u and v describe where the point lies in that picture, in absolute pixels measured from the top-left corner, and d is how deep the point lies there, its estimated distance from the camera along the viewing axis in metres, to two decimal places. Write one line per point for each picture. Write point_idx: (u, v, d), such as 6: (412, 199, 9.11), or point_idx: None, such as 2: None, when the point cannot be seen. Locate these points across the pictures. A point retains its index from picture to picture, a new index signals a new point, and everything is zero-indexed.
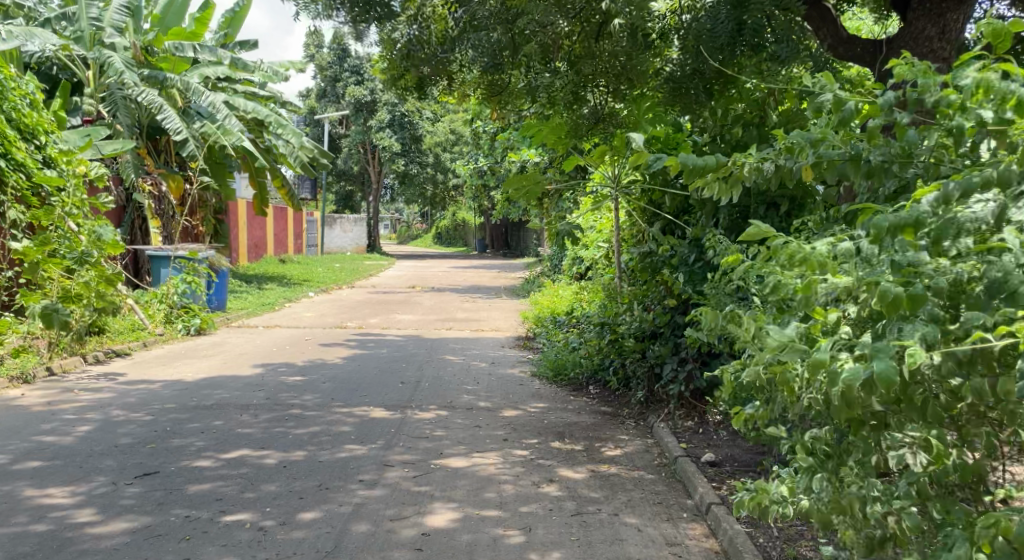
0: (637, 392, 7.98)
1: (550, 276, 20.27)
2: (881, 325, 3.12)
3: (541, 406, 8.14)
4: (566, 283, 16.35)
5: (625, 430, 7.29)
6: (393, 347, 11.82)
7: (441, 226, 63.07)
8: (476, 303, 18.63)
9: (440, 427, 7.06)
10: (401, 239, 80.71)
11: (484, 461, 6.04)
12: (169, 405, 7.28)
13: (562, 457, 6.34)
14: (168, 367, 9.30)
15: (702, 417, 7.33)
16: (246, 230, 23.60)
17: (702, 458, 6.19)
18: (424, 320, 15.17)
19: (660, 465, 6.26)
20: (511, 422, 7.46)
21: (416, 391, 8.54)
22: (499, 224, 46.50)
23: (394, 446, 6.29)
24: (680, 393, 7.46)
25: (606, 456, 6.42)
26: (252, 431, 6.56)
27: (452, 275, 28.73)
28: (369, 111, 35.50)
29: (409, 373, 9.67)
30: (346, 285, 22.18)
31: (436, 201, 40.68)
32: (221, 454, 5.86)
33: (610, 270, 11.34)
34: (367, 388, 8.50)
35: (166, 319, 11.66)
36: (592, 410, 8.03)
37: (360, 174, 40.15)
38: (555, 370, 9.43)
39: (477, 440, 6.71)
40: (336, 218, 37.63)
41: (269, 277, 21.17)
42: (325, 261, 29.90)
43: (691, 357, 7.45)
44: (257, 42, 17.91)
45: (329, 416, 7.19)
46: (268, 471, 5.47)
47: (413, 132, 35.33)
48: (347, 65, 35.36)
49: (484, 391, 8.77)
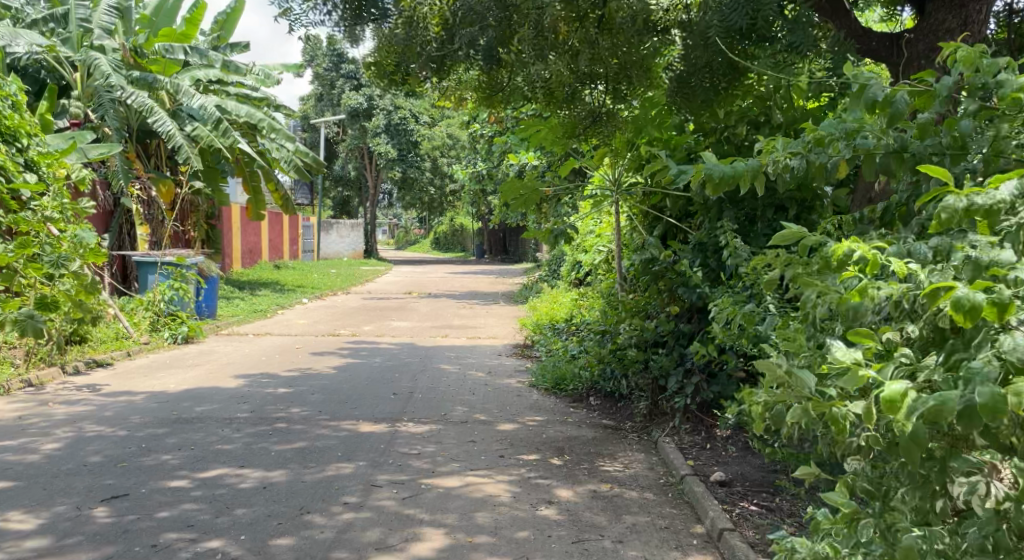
0: (641, 405, 7.56)
1: (549, 282, 19.89)
2: (955, 349, 2.73)
3: (540, 419, 7.76)
4: (566, 289, 15.98)
5: (628, 445, 6.93)
6: (387, 355, 11.43)
7: (440, 231, 62.75)
8: (473, 309, 18.30)
9: (432, 443, 6.69)
10: (399, 245, 80.39)
11: (477, 482, 5.68)
12: (147, 419, 6.89)
13: (562, 475, 5.98)
14: (151, 377, 8.90)
15: (710, 431, 6.99)
16: (240, 235, 23.22)
17: (712, 476, 5.92)
18: (420, 328, 14.79)
19: (667, 484, 5.96)
20: (508, 436, 7.08)
21: (408, 402, 8.16)
22: (497, 229, 46.18)
23: (382, 464, 5.92)
24: (686, 405, 7.10)
25: (608, 475, 6.08)
26: (233, 447, 6.18)
27: (450, 281, 28.36)
28: (366, 116, 35.13)
29: (402, 383, 9.30)
30: (341, 291, 21.80)
31: (433, 206, 40.35)
32: (197, 473, 5.48)
33: (610, 276, 11.02)
34: (357, 399, 8.11)
35: (152, 327, 11.30)
36: (593, 423, 7.67)
37: (357, 179, 39.76)
38: (554, 381, 9.07)
39: (471, 457, 6.34)
40: (333, 224, 37.23)
41: (262, 284, 20.77)
42: (321, 267, 29.47)
43: (697, 367, 7.09)
44: (248, 45, 17.57)
45: (316, 431, 6.82)
46: (246, 493, 5.10)
47: (410, 138, 34.95)
48: (343, 70, 35.05)
49: (480, 402, 8.39)
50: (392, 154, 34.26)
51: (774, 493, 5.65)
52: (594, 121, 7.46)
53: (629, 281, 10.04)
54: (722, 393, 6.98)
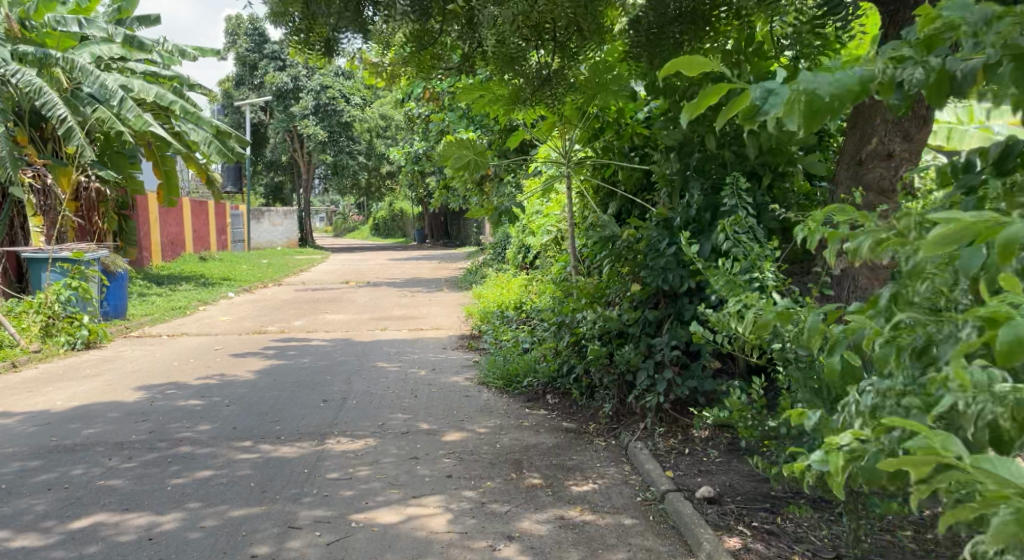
0: (606, 406, 6.55)
1: (493, 267, 18.94)
2: None
3: (491, 424, 6.80)
4: (511, 274, 15.06)
5: (592, 454, 5.95)
6: (317, 354, 10.39)
7: (378, 216, 61.56)
8: (414, 297, 17.32)
9: (365, 465, 5.72)
10: (336, 231, 78.83)
11: (422, 513, 4.77)
12: (18, 449, 5.77)
13: (520, 497, 5.08)
14: (36, 392, 7.70)
15: (687, 432, 6.00)
16: (159, 227, 21.80)
17: (696, 490, 4.97)
18: (356, 320, 13.74)
19: (642, 503, 5.00)
20: (455, 447, 6.15)
21: (338, 412, 7.14)
22: (436, 213, 45.16)
23: (303, 496, 4.96)
24: (658, 405, 6.12)
25: (574, 494, 5.14)
26: (120, 480, 5.12)
27: (390, 267, 27.27)
28: (293, 98, 33.60)
29: (332, 387, 8.28)
30: (271, 282, 20.58)
31: (369, 190, 39.11)
32: (68, 522, 4.44)
33: (563, 258, 10.12)
34: (278, 412, 7.09)
35: (45, 333, 10.03)
36: (553, 426, 6.68)
37: (288, 164, 38.23)
38: (505, 378, 8.08)
39: (414, 479, 5.39)
40: (264, 212, 35.68)
41: (186, 277, 19.44)
42: (251, 257, 28.07)
43: (670, 361, 6.22)
44: (158, 17, 16.11)
45: (226, 459, 5.82)
46: (127, 550, 4.10)
47: (341, 119, 33.55)
48: (267, 49, 33.54)
49: (423, 407, 7.42)
50: (323, 135, 32.94)
51: (776, 511, 4.68)
52: (536, 85, 6.78)
53: (585, 266, 9.17)
54: (700, 390, 6.06)
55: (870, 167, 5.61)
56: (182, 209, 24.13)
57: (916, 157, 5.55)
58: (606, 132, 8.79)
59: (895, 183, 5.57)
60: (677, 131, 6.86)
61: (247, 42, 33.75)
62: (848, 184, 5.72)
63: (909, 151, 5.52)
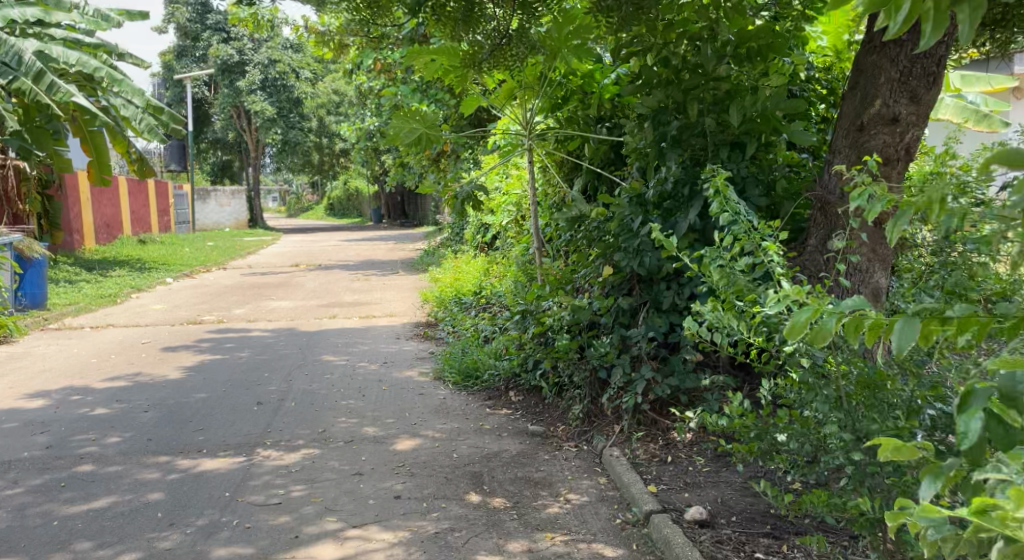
0: (575, 407, 5.76)
1: (453, 246, 18.15)
2: None
3: (446, 428, 6.09)
4: (471, 255, 14.32)
5: (560, 464, 5.17)
6: (257, 348, 9.65)
7: (335, 196, 60.42)
8: (367, 280, 16.55)
9: (298, 485, 5.00)
10: (291, 211, 77.36)
11: (363, 550, 4.05)
12: None
13: (481, 521, 4.36)
14: None
15: (668, 435, 5.18)
16: (93, 208, 20.76)
17: (685, 511, 4.23)
18: (304, 307, 12.96)
19: (621, 528, 4.27)
20: (404, 458, 5.44)
21: (271, 421, 6.42)
22: (394, 191, 44.18)
23: (220, 530, 4.34)
24: (635, 405, 5.32)
25: (540, 516, 4.41)
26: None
27: (346, 248, 26.34)
28: (239, 73, 32.44)
29: (269, 388, 7.53)
30: (215, 265, 19.69)
31: (323, 168, 38.03)
32: None
33: (525, 240, 9.39)
34: (201, 423, 6.38)
35: None
36: (516, 430, 5.93)
37: (235, 141, 37.02)
38: (464, 372, 7.35)
39: (356, 502, 4.66)
40: (211, 191, 34.53)
41: (122, 262, 18.45)
42: (196, 238, 27.04)
43: (647, 355, 5.48)
44: None
45: (134, 486, 5.10)
46: None
47: (291, 94, 32.52)
48: (210, 22, 32.42)
49: (371, 409, 6.68)
50: (271, 111, 31.82)
51: (781, 537, 3.96)
52: (498, 43, 6.53)
53: (551, 249, 8.45)
54: (681, 388, 5.28)
55: (873, 133, 4.82)
56: (120, 189, 23.12)
57: (923, 120, 4.78)
58: (571, 102, 8.16)
59: (900, 151, 4.79)
60: (652, 95, 6.18)
61: (189, 14, 32.59)
62: (848, 154, 4.93)
63: (916, 113, 4.74)
